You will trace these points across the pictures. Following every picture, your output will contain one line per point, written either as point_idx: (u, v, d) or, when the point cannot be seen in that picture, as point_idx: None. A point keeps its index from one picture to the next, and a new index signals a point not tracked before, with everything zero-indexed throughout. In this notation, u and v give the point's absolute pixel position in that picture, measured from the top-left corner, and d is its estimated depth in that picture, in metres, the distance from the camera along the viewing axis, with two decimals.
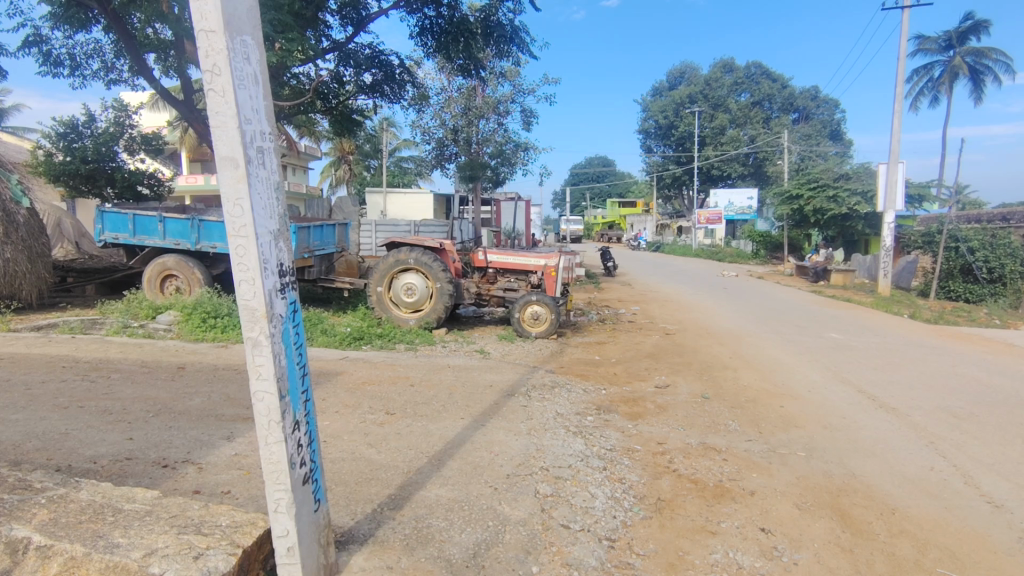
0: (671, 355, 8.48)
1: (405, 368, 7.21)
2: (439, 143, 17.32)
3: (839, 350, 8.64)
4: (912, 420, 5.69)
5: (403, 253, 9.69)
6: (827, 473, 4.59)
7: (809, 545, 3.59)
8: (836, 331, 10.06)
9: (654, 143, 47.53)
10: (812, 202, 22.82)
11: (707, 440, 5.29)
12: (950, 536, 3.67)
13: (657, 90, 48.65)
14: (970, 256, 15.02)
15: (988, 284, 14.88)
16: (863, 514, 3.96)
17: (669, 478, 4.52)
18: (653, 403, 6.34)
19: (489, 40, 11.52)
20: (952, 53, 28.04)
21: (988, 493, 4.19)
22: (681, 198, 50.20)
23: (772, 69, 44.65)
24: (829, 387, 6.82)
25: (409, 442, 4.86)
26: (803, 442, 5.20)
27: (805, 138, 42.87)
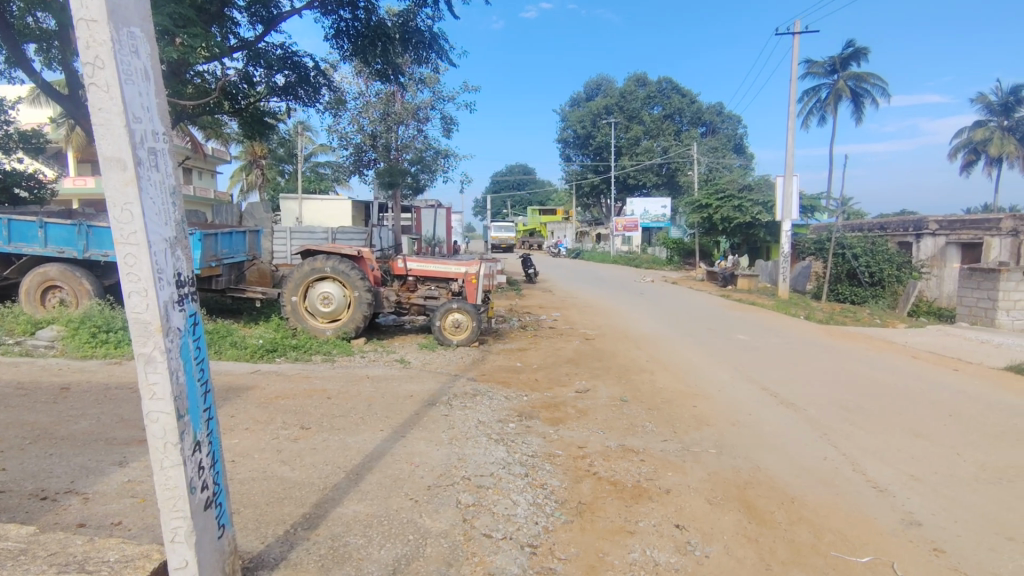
0: (591, 360, 8.69)
1: (321, 380, 6.92)
2: (357, 148, 16.90)
3: (745, 351, 9.18)
4: (808, 414, 6.13)
5: (319, 261, 9.35)
6: (734, 468, 4.84)
7: (719, 538, 3.77)
8: (742, 333, 10.68)
9: (573, 152, 48.79)
10: (720, 211, 24.24)
11: (625, 442, 5.45)
12: (841, 521, 3.96)
13: (576, 101, 50.02)
14: (855, 261, 16.49)
15: (870, 287, 16.38)
16: (766, 505, 4.20)
17: (589, 481, 4.61)
18: (574, 407, 6.46)
19: (407, 46, 11.37)
20: (836, 77, 30.76)
21: (873, 479, 4.58)
22: (600, 206, 51.79)
23: (681, 85, 47.00)
24: (736, 386, 7.22)
25: (325, 457, 4.66)
26: (713, 440, 5.47)
27: (713, 150, 45.40)
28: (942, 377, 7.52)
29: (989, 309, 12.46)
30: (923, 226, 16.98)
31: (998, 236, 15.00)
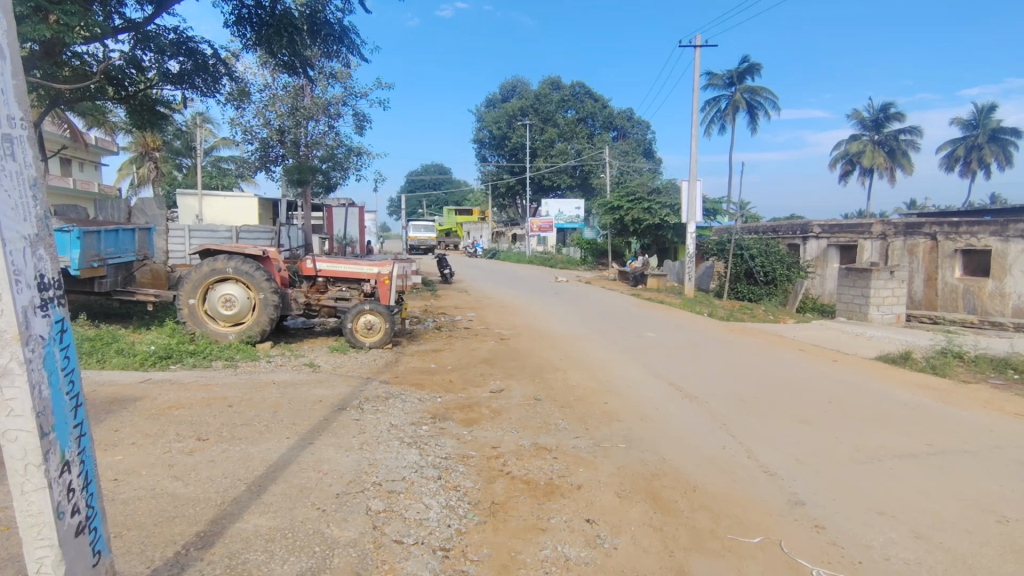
0: (505, 360, 8.74)
1: (220, 388, 6.50)
2: (262, 143, 16.06)
3: (653, 348, 9.58)
4: (709, 406, 6.49)
5: (219, 261, 8.79)
6: (642, 460, 5.03)
7: (626, 530, 3.90)
8: (651, 330, 11.15)
9: (489, 153, 49.10)
10: (630, 213, 25.15)
11: (539, 440, 5.53)
12: (736, 505, 4.22)
13: (491, 102, 50.33)
14: (751, 262, 17.69)
15: (765, 286, 17.61)
16: (671, 495, 4.40)
17: (503, 481, 4.62)
18: (488, 408, 6.47)
19: (316, 38, 10.84)
20: (734, 89, 32.88)
21: (765, 464, 4.91)
22: (516, 207, 52.38)
23: (593, 90, 48.40)
24: (645, 382, 7.51)
25: (223, 470, 4.38)
26: (622, 435, 5.66)
27: (624, 154, 47.12)
28: (825, 368, 8.20)
29: (864, 305, 13.76)
30: (809, 229, 18.50)
31: (869, 239, 16.51)
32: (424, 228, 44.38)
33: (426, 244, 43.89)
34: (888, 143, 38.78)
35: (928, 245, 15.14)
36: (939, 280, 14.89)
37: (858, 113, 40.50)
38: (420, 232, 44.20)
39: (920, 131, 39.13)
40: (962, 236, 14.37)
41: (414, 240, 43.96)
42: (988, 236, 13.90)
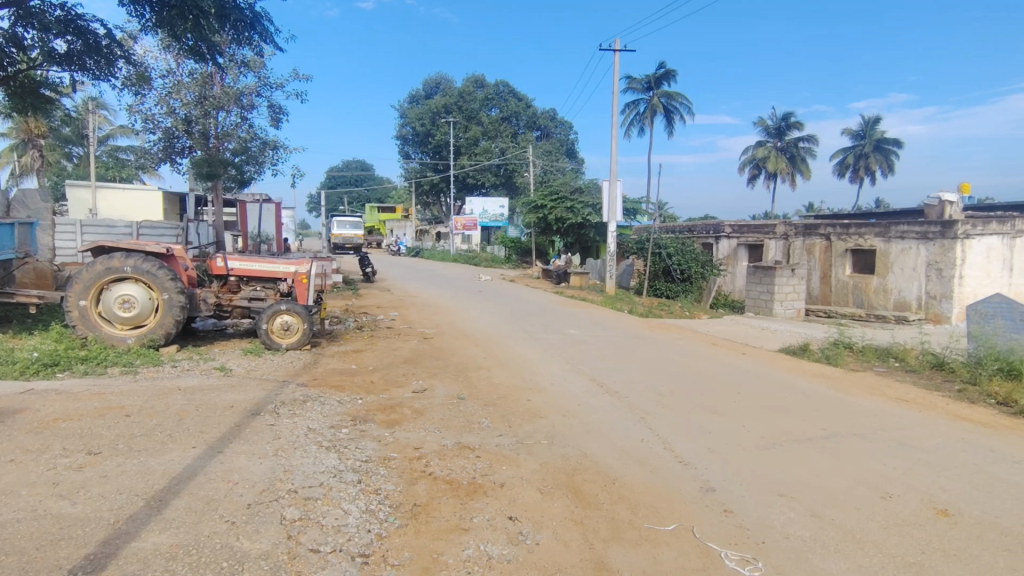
0: (429, 360, 8.63)
1: (116, 397, 5.99)
2: (166, 133, 14.97)
3: (575, 344, 9.80)
4: (628, 401, 6.70)
5: (116, 259, 8.13)
6: (563, 456, 5.12)
7: (548, 525, 3.94)
8: (573, 327, 11.39)
9: (412, 149, 48.53)
10: (554, 212, 25.58)
11: (462, 439, 5.49)
12: (653, 495, 4.38)
13: (414, 98, 49.71)
14: (668, 260, 18.46)
15: (681, 283, 18.43)
16: (592, 489, 4.49)
17: (424, 482, 4.56)
18: (410, 408, 6.36)
19: (224, 23, 10.17)
20: (651, 94, 34.21)
21: (680, 454, 5.13)
22: (440, 204, 52.02)
23: (516, 90, 48.85)
24: (567, 379, 7.65)
25: (118, 485, 4.04)
26: (544, 431, 5.73)
27: (547, 154, 47.82)
28: (733, 360, 8.69)
29: (769, 301, 14.70)
30: (721, 229, 19.56)
31: (773, 239, 17.73)
32: (352, 226, 42.31)
33: (352, 241, 41.94)
34: (790, 149, 41.63)
35: (823, 245, 16.38)
36: (832, 277, 16.14)
37: (762, 120, 43.25)
38: (346, 229, 42.18)
39: (816, 139, 42.34)
40: (852, 237, 15.66)
41: (339, 237, 41.88)
42: (873, 237, 15.19)
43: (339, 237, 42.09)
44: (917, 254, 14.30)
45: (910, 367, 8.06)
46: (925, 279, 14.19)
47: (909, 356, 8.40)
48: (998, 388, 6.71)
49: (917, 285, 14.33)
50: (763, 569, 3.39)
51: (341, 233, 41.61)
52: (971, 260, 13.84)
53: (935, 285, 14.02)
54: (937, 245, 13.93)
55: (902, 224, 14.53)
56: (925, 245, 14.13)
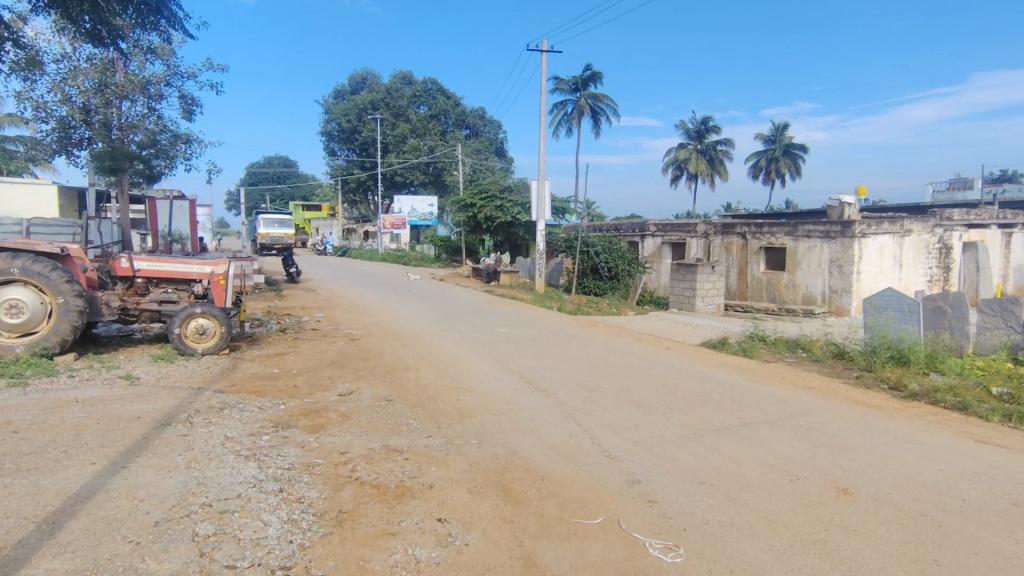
0: (356, 361, 8.41)
1: (3, 411, 5.45)
2: (61, 122, 13.73)
3: (505, 343, 9.83)
4: (557, 397, 6.80)
5: (2, 261, 7.40)
6: (493, 455, 5.12)
7: (478, 525, 3.92)
8: (503, 326, 11.43)
9: (338, 146, 47.25)
10: (483, 210, 25.60)
11: (390, 442, 5.38)
12: (581, 489, 4.45)
13: (339, 93, 48.37)
14: (596, 258, 18.88)
15: (609, 280, 18.85)
16: (521, 486, 4.51)
17: (351, 488, 4.43)
18: (336, 412, 6.17)
19: (127, 6, 9.46)
20: (578, 95, 34.89)
21: (607, 448, 5.25)
22: (368, 203, 50.90)
23: (445, 88, 48.51)
24: (497, 377, 7.67)
25: (3, 509, 3.66)
26: (474, 430, 5.72)
27: (477, 153, 47.76)
28: (657, 355, 9.00)
29: (692, 297, 15.34)
30: (646, 228, 20.22)
31: (695, 238, 18.52)
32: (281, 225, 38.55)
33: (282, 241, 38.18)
34: (708, 152, 43.62)
35: (740, 243, 17.28)
36: (748, 273, 17.06)
37: (683, 123, 45.08)
38: (274, 228, 38.30)
39: (732, 142, 44.60)
40: (765, 236, 16.61)
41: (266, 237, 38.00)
42: (783, 236, 16.18)
43: (266, 236, 38.06)
44: (822, 252, 15.36)
45: (816, 357, 8.63)
46: (829, 275, 15.27)
47: (815, 346, 8.98)
48: (890, 374, 7.31)
49: (822, 280, 15.40)
50: (685, 555, 3.52)
51: (268, 233, 37.80)
52: (868, 257, 15.03)
53: (837, 280, 15.12)
54: (838, 243, 15.03)
55: (809, 224, 15.58)
56: (828, 244, 15.21)
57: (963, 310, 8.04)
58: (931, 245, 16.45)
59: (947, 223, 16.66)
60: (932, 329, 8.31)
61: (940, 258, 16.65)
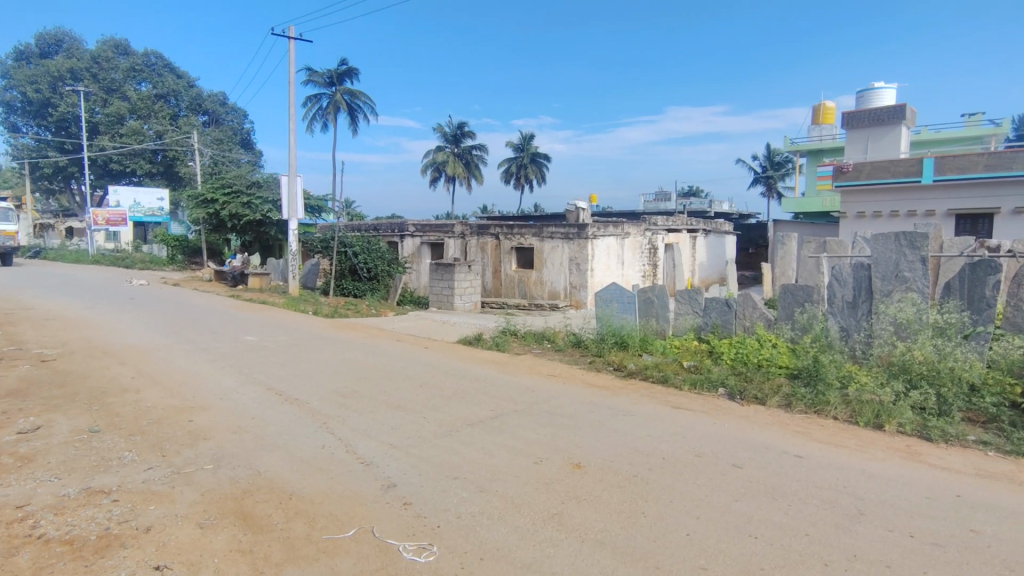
0: (46, 388, 6.75)
1: None
2: None
3: (252, 352, 8.90)
4: (309, 407, 6.35)
5: None
6: (232, 479, 4.55)
7: (208, 564, 3.42)
8: (250, 333, 10.36)
9: (20, 121, 38.41)
10: (226, 207, 22.96)
11: (93, 483, 4.41)
12: (333, 503, 4.20)
13: (21, 54, 39.02)
14: (355, 258, 18.32)
15: (368, 282, 18.43)
16: (264, 510, 4.08)
17: (29, 550, 3.50)
18: (11, 456, 4.85)
19: None
20: (333, 89, 33.53)
21: (362, 456, 5.06)
22: (72, 193, 42.13)
23: (174, 65, 42.52)
24: (239, 392, 6.87)
25: None
26: (209, 455, 5.01)
27: (220, 142, 42.62)
28: (417, 354, 9.06)
29: (450, 295, 15.87)
30: (405, 228, 20.40)
31: (452, 238, 19.27)
32: None
33: None
34: (465, 156, 45.81)
35: (493, 244, 18.50)
36: (501, 272, 18.37)
37: (440, 127, 46.62)
38: None
39: (486, 149, 47.53)
40: (515, 236, 18.02)
41: None
42: (531, 237, 17.76)
43: None
44: (563, 251, 17.25)
45: (558, 347, 9.62)
46: (569, 272, 17.20)
47: (557, 337, 10.00)
48: (614, 357, 8.52)
49: (563, 276, 17.28)
50: (437, 552, 3.55)
51: None
52: (598, 256, 17.29)
53: (575, 276, 17.09)
54: (575, 243, 17.02)
55: (551, 227, 17.35)
56: (567, 244, 17.14)
57: (665, 300, 9.69)
58: (643, 245, 19.69)
59: (653, 228, 20.14)
60: (643, 317, 9.87)
61: (649, 256, 20.03)
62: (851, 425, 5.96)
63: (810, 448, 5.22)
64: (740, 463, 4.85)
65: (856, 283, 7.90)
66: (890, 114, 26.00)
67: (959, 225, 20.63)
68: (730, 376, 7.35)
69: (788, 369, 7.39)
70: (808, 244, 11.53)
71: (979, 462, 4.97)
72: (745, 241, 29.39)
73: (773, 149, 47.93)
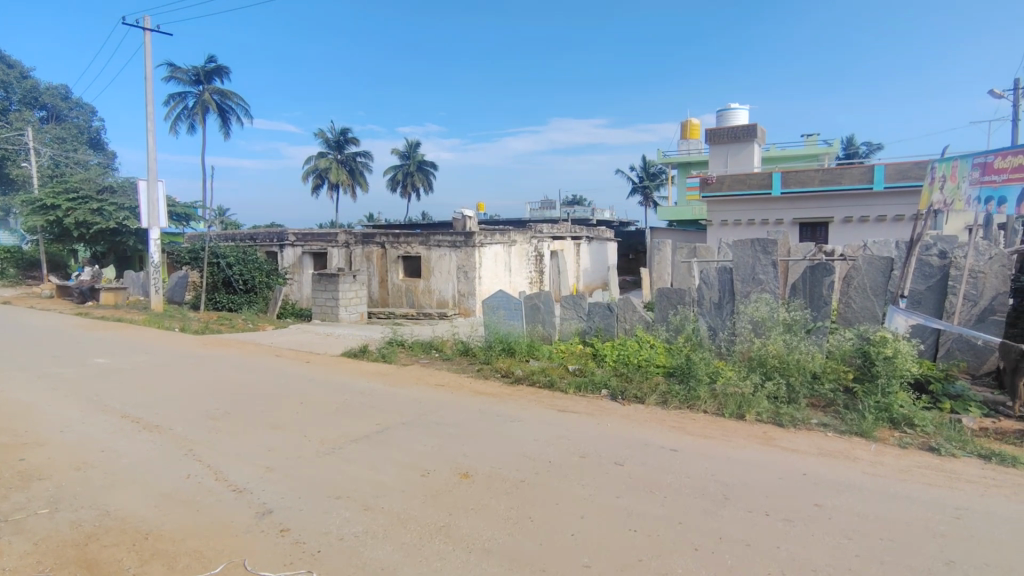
0: None
1: None
2: None
3: (103, 376, 7.96)
4: (172, 434, 5.79)
5: None
6: (74, 523, 4.02)
7: None
8: (101, 355, 9.27)
9: None
10: (71, 214, 20.41)
11: None
12: (199, 538, 3.84)
13: None
14: (228, 270, 17.07)
15: (244, 294, 17.21)
16: (114, 555, 3.63)
17: None
18: None
19: None
20: (200, 88, 31.09)
21: (234, 482, 4.68)
22: None
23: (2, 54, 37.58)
24: (86, 422, 6.11)
25: None
26: (46, 497, 4.40)
27: (62, 141, 37.72)
28: (297, 370, 8.59)
29: (334, 307, 15.25)
30: (284, 237, 19.35)
31: (336, 247, 18.57)
32: None
33: None
34: (349, 163, 44.48)
35: (379, 253, 18.07)
36: (388, 281, 17.99)
37: (322, 133, 44.88)
38: None
39: (371, 155, 46.44)
40: (402, 245, 17.72)
41: None
42: (417, 245, 17.55)
43: None
44: (450, 260, 17.21)
45: (447, 356, 9.57)
46: (457, 280, 17.18)
47: (445, 346, 9.95)
48: (502, 364, 8.62)
49: (452, 284, 17.23)
50: None
51: None
52: (485, 264, 17.43)
53: (463, 285, 17.10)
54: (463, 251, 17.03)
55: (438, 235, 17.26)
56: (455, 252, 17.12)
57: (550, 306, 9.96)
58: (530, 252, 20.18)
59: (539, 235, 20.70)
60: (530, 323, 10.08)
61: (536, 263, 20.56)
62: (717, 416, 6.49)
63: (683, 442, 5.60)
64: (621, 460, 5.08)
65: (721, 285, 8.69)
66: (745, 132, 28.76)
67: (802, 233, 23.35)
68: (612, 377, 7.70)
69: (664, 367, 7.88)
70: (680, 249, 12.41)
71: (821, 442, 5.60)
72: (625, 247, 31.09)
73: (647, 162, 51.26)
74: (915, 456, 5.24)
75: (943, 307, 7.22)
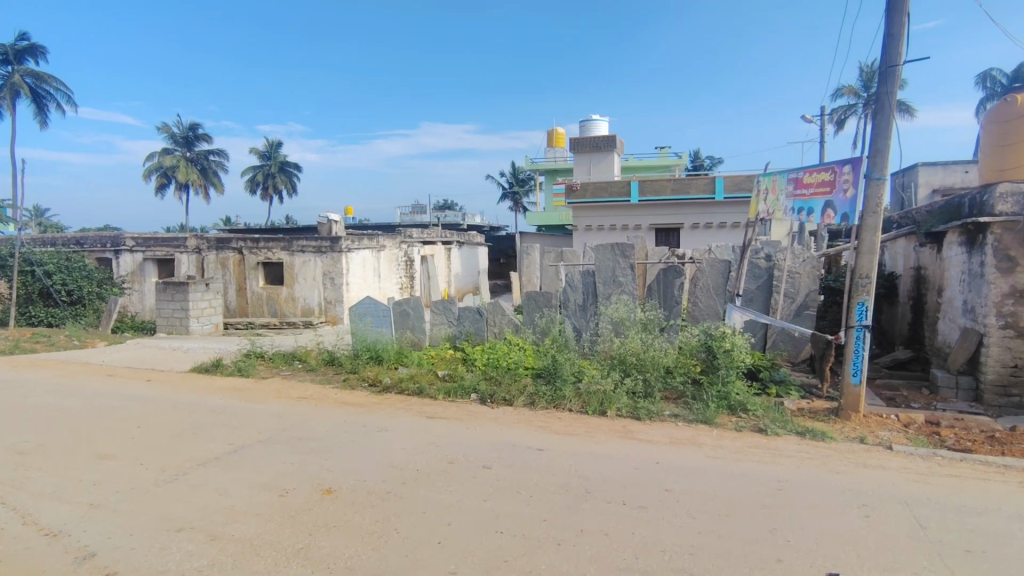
0: None
1: None
2: None
3: None
4: None
5: None
6: None
7: None
8: None
9: None
10: None
11: None
12: None
13: None
14: (47, 279, 14.92)
15: (68, 306, 15.17)
16: None
17: None
18: None
19: None
20: (8, 68, 26.74)
21: (47, 525, 4.05)
22: None
23: None
24: None
25: None
26: None
27: None
28: (134, 390, 7.67)
29: (183, 318, 13.86)
30: (120, 242, 17.23)
31: (184, 253, 16.94)
32: None
33: None
34: (200, 161, 40.84)
35: (235, 259, 16.75)
36: (247, 289, 16.74)
37: (166, 127, 40.70)
38: None
39: (225, 154, 43.02)
40: (261, 250, 16.57)
41: None
42: (279, 250, 16.50)
43: None
44: (315, 265, 16.34)
45: (311, 367, 9.07)
46: (322, 287, 16.36)
47: (309, 356, 9.44)
48: (370, 373, 8.35)
49: (317, 292, 16.38)
50: None
51: None
52: (353, 269, 16.80)
53: (330, 291, 16.32)
54: (329, 256, 16.25)
55: (302, 240, 16.34)
56: (320, 258, 16.29)
57: (421, 311, 9.85)
58: (399, 257, 19.78)
59: (409, 240, 20.39)
60: (399, 329, 9.88)
61: (406, 268, 20.23)
62: (581, 414, 6.80)
63: (548, 440, 5.79)
64: (488, 463, 5.14)
65: (585, 287, 9.11)
66: (606, 143, 30.57)
67: (658, 238, 25.27)
68: (481, 381, 7.78)
69: (532, 368, 8.08)
70: (548, 254, 12.87)
71: (672, 431, 6.08)
72: (497, 252, 31.67)
73: (517, 169, 52.70)
74: (748, 438, 5.87)
75: (769, 304, 8.20)
